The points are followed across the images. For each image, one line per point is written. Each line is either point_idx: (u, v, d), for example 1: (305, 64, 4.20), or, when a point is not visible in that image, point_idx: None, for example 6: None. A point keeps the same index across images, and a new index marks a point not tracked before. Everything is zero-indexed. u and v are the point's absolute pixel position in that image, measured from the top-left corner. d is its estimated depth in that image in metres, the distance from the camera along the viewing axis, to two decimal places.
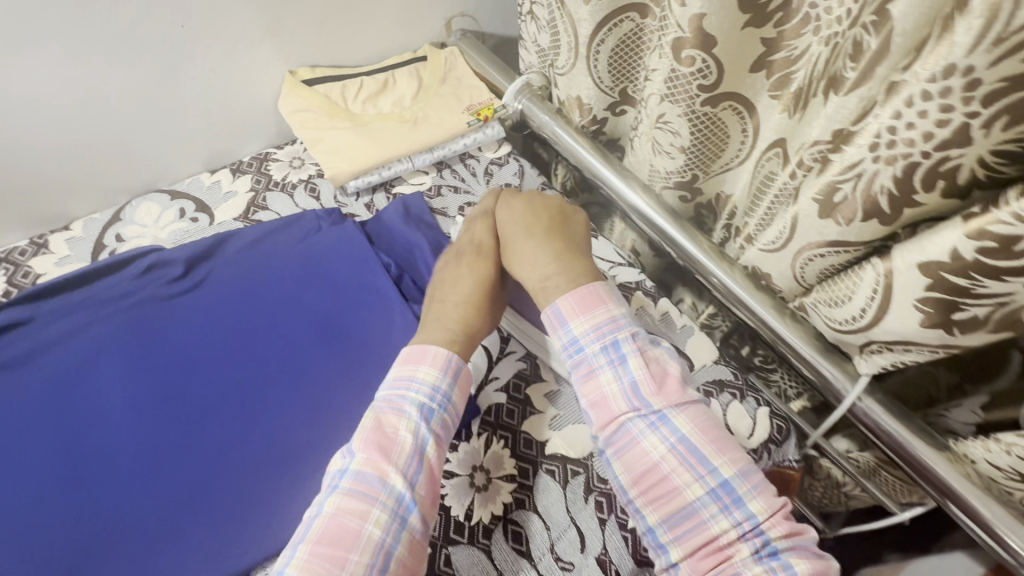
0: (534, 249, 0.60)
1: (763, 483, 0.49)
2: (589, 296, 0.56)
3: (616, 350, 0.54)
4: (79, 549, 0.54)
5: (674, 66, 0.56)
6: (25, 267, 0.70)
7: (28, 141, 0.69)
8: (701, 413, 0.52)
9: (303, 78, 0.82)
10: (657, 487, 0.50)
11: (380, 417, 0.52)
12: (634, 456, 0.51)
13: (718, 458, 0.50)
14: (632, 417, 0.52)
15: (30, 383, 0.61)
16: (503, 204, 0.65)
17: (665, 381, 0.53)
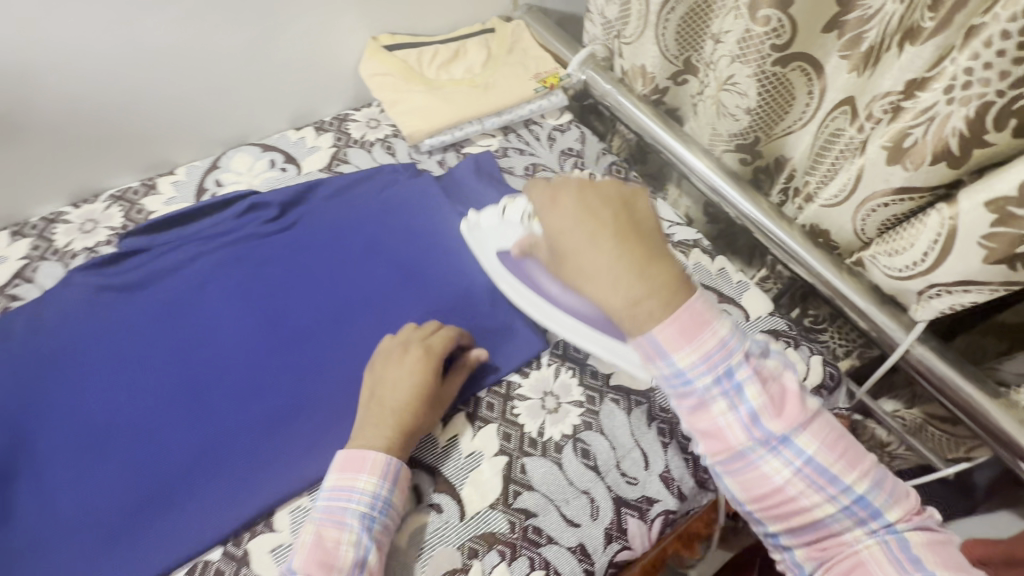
0: (608, 269, 0.48)
1: (893, 485, 0.46)
2: (692, 321, 0.47)
3: (729, 379, 0.46)
4: (199, 448, 0.57)
5: (749, 26, 0.60)
6: (139, 205, 0.78)
7: (144, 90, 0.76)
8: (826, 426, 0.47)
9: (384, 44, 0.89)
10: (781, 507, 0.46)
11: (320, 530, 0.49)
12: (755, 481, 0.46)
13: (845, 471, 0.46)
14: (751, 446, 0.46)
15: (149, 301, 0.66)
16: (555, 205, 0.51)
17: (785, 402, 0.47)
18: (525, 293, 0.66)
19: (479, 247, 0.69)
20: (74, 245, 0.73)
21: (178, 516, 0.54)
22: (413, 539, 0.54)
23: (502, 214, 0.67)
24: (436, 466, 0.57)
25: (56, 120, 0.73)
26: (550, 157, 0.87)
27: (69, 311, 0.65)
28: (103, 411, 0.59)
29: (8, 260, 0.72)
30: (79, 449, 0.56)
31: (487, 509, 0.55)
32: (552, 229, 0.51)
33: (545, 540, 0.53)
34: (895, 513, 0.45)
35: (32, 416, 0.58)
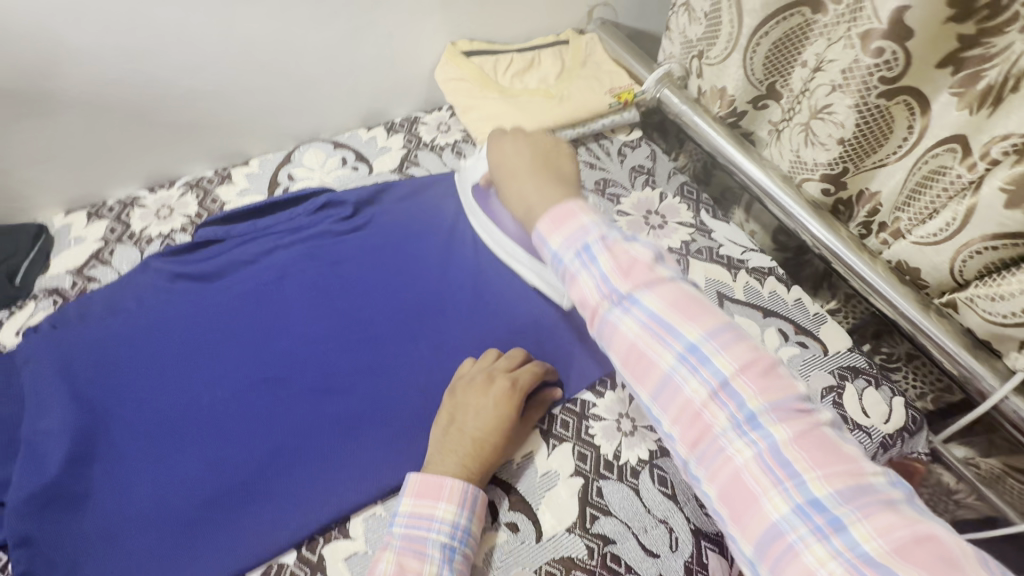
0: (518, 189, 0.57)
1: (753, 359, 0.41)
2: (561, 210, 0.50)
3: (584, 250, 0.48)
4: (273, 447, 0.56)
5: (858, 57, 0.60)
6: (213, 194, 0.78)
7: (229, 81, 0.77)
8: (673, 288, 0.45)
9: (462, 50, 0.89)
10: (639, 375, 0.44)
11: (400, 560, 0.46)
12: (613, 344, 0.45)
13: (690, 328, 0.43)
14: (606, 308, 0.46)
15: (225, 291, 0.66)
16: (494, 148, 0.63)
17: (632, 267, 0.46)
18: (480, 222, 0.72)
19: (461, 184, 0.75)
20: (150, 231, 0.74)
21: (255, 511, 0.53)
22: (490, 557, 0.52)
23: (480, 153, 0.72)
24: (512, 483, 0.56)
25: (58, 92, 0.67)
26: (620, 173, 0.86)
27: (145, 297, 0.65)
28: (180, 399, 0.58)
29: (85, 241, 0.72)
30: (155, 436, 0.56)
31: (564, 532, 0.54)
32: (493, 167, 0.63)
33: (624, 569, 0.52)
34: (743, 380, 0.40)
35: (108, 398, 0.57)
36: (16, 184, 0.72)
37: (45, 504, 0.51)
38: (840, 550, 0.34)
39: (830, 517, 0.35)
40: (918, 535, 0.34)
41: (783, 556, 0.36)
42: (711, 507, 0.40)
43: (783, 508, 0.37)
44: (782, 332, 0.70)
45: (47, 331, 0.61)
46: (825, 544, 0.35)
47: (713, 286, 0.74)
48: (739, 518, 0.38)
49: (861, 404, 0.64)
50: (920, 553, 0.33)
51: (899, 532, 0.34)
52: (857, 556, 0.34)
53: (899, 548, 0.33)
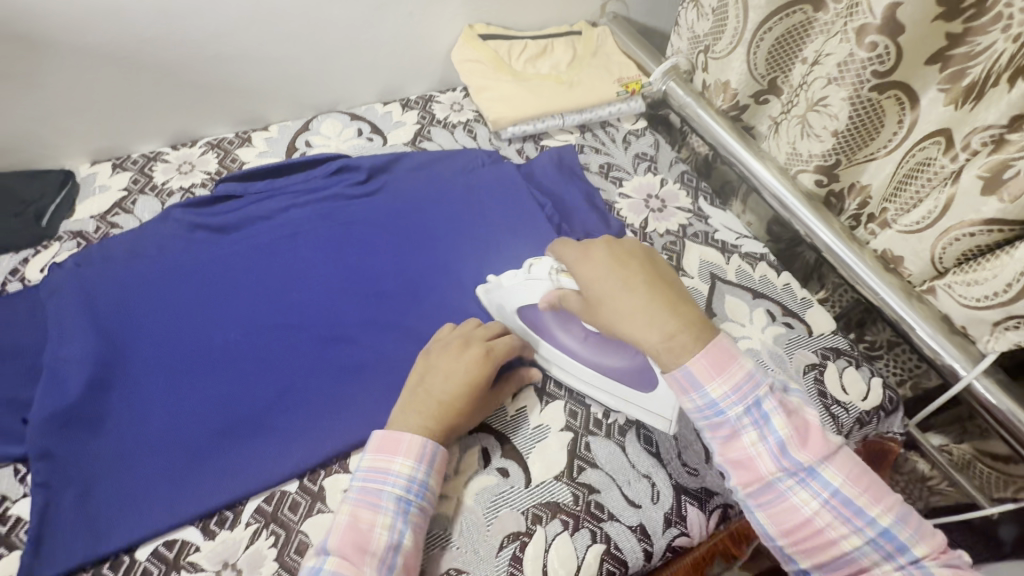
0: (637, 312, 0.49)
1: (920, 525, 0.45)
2: (720, 354, 0.48)
3: (757, 412, 0.47)
4: (281, 388, 0.59)
5: (853, 50, 0.63)
6: (233, 155, 0.81)
7: (254, 47, 0.80)
8: (850, 461, 0.47)
9: (478, 33, 0.92)
10: (810, 541, 0.45)
11: (355, 511, 0.48)
12: (783, 512, 0.46)
13: (871, 503, 0.45)
14: (780, 476, 0.46)
15: (242, 243, 0.69)
16: (580, 261, 0.54)
17: (809, 437, 0.47)
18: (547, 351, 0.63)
19: (498, 306, 0.65)
20: (171, 184, 0.77)
21: (263, 444, 0.56)
22: (480, 497, 0.55)
23: (526, 270, 0.62)
24: (504, 433, 0.59)
25: (92, 46, 0.71)
26: (624, 159, 0.89)
27: (165, 244, 0.68)
28: (196, 338, 0.61)
29: (109, 189, 0.75)
30: (169, 371, 0.59)
31: (552, 480, 0.57)
32: (580, 280, 0.53)
33: (607, 516, 0.55)
34: (920, 547, 0.44)
35: (128, 333, 0.60)
36: (45, 130, 0.75)
37: (64, 424, 0.54)
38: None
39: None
40: None
41: None
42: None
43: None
44: (770, 313, 0.73)
45: (71, 268, 0.64)
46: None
47: (707, 268, 0.77)
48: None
49: (841, 382, 0.67)
50: None
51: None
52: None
53: None
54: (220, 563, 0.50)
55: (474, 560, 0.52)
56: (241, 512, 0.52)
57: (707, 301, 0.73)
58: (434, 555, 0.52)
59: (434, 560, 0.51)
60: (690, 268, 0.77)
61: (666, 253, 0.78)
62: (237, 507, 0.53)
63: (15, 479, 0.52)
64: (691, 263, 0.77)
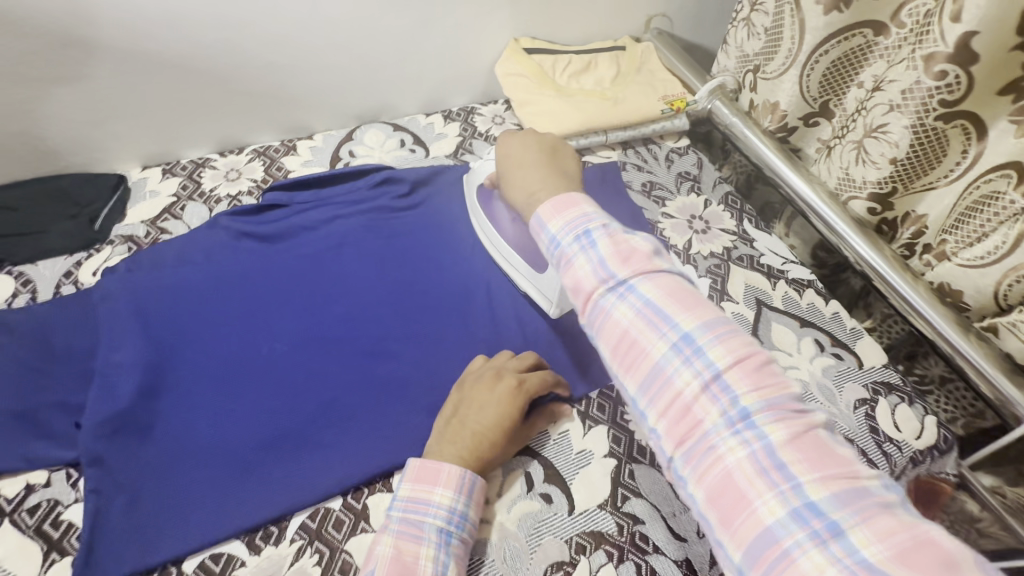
0: (523, 179, 0.58)
1: (749, 353, 0.41)
2: (564, 198, 0.52)
3: (585, 237, 0.48)
4: (325, 401, 0.59)
5: (920, 78, 0.62)
6: (279, 163, 0.82)
7: (305, 57, 0.80)
8: (671, 281, 0.46)
9: (524, 47, 0.92)
10: (629, 355, 0.44)
11: (398, 543, 0.47)
12: (607, 327, 0.45)
13: (684, 318, 0.43)
14: (603, 292, 0.46)
15: (288, 254, 0.70)
16: (502, 143, 0.64)
17: (631, 256, 0.47)
18: (482, 225, 0.72)
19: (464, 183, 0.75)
20: (219, 191, 0.78)
21: (308, 458, 0.56)
22: (523, 523, 0.54)
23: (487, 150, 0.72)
24: (548, 458, 0.59)
25: (152, 52, 0.72)
26: (666, 178, 0.88)
27: (212, 251, 0.68)
28: (242, 348, 0.61)
29: (159, 195, 0.76)
30: (216, 379, 0.59)
31: (596, 508, 0.56)
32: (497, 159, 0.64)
33: (652, 549, 0.54)
34: (742, 381, 0.40)
35: (176, 340, 0.61)
36: (99, 134, 0.76)
37: (115, 430, 0.54)
38: (837, 556, 0.33)
39: (815, 506, 0.35)
40: (918, 538, 0.33)
41: (777, 561, 0.34)
42: (699, 512, 0.39)
43: (778, 512, 0.35)
44: (818, 342, 0.71)
45: (123, 273, 0.64)
46: (823, 550, 0.34)
47: (753, 293, 0.75)
48: (729, 523, 0.37)
49: (893, 419, 0.65)
50: (920, 559, 0.32)
51: (898, 538, 0.33)
52: (857, 563, 0.33)
53: (899, 553, 0.32)
54: None
55: None
56: (286, 527, 0.52)
57: (753, 327, 0.72)
58: None
59: None
60: (735, 292, 0.75)
61: (709, 276, 0.77)
62: (281, 522, 0.53)
63: (68, 484, 0.53)
64: (736, 287, 0.76)
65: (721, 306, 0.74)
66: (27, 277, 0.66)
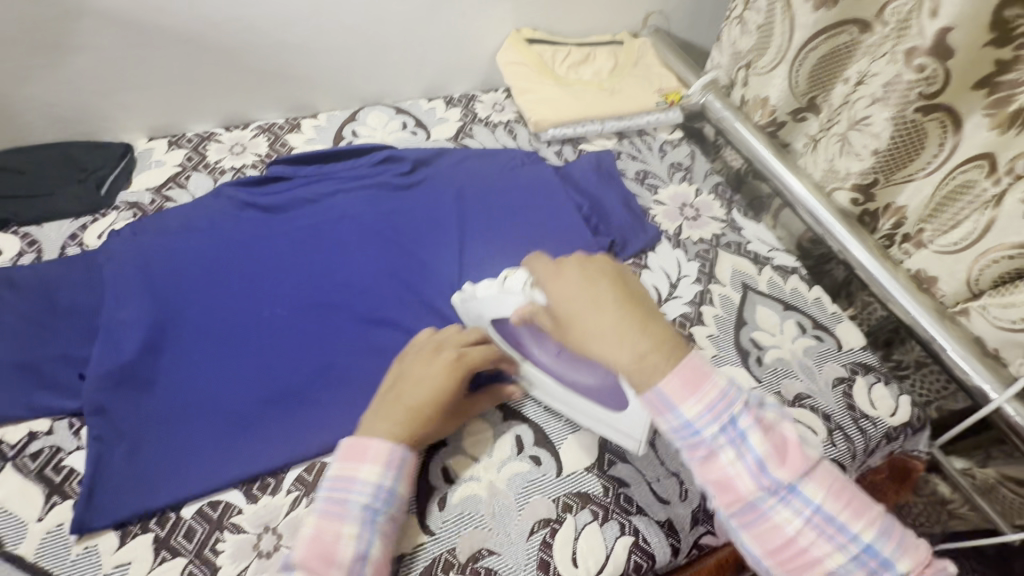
0: (613, 330, 0.44)
1: (900, 533, 0.42)
2: (690, 370, 0.43)
3: (734, 430, 0.42)
4: (324, 363, 0.61)
5: (901, 72, 0.65)
6: (283, 139, 0.84)
7: (312, 37, 0.83)
8: (830, 475, 0.43)
9: (525, 37, 0.95)
10: (795, 557, 0.41)
11: (320, 523, 0.45)
12: (766, 533, 0.41)
13: (855, 522, 0.41)
14: (761, 495, 0.42)
15: (291, 223, 0.71)
16: (547, 279, 0.49)
17: (785, 450, 0.42)
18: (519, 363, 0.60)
19: (471, 317, 0.61)
20: (223, 163, 0.80)
21: (305, 416, 0.57)
22: (512, 482, 0.56)
23: (501, 282, 0.58)
24: (537, 424, 0.61)
25: (162, 25, 0.74)
26: (659, 167, 0.91)
27: (215, 219, 0.70)
28: (244, 310, 0.63)
29: (164, 164, 0.78)
30: (217, 339, 0.60)
31: (583, 471, 0.58)
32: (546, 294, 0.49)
33: (635, 509, 0.56)
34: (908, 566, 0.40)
35: (179, 301, 0.62)
36: (106, 105, 0.78)
37: (118, 382, 0.55)
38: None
39: None
40: None
41: None
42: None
43: None
44: (800, 325, 0.74)
45: (128, 236, 0.66)
46: None
47: (739, 278, 0.78)
48: None
49: (869, 397, 0.68)
50: None
51: None
52: None
53: None
54: (262, 526, 0.51)
55: (506, 542, 0.53)
56: (283, 478, 0.54)
57: (739, 309, 0.74)
58: (468, 534, 0.53)
59: (467, 539, 0.52)
60: (723, 276, 0.78)
61: (698, 260, 0.79)
62: (278, 474, 0.54)
63: (70, 432, 0.54)
64: (724, 271, 0.78)
65: (709, 288, 0.76)
66: (33, 238, 0.68)
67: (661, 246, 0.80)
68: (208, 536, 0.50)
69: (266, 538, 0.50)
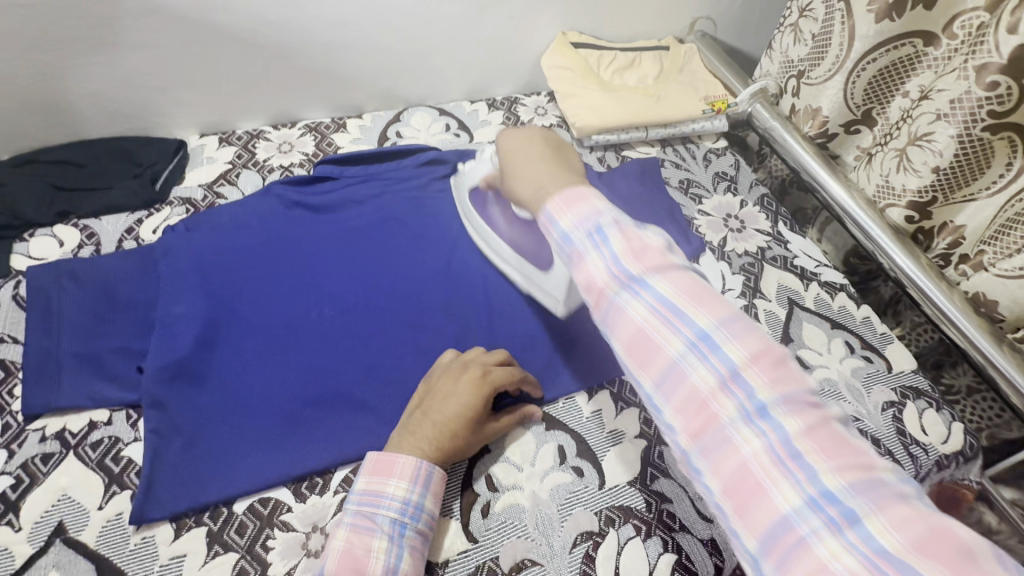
0: (530, 172, 0.52)
1: (763, 342, 0.37)
2: (573, 191, 0.47)
3: (595, 232, 0.44)
4: (369, 364, 0.61)
5: (970, 89, 0.63)
6: (329, 139, 0.85)
7: (361, 39, 0.83)
8: (687, 276, 0.41)
9: (571, 41, 0.94)
10: (642, 353, 0.39)
11: (351, 537, 0.46)
12: (618, 327, 0.41)
13: (700, 313, 0.38)
14: (615, 289, 0.41)
15: (338, 224, 0.72)
16: (501, 138, 0.59)
17: (644, 252, 0.42)
18: (479, 229, 0.72)
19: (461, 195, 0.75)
20: (272, 161, 0.81)
21: (352, 416, 0.58)
22: (554, 492, 0.56)
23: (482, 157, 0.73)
24: (580, 434, 0.61)
25: (218, 25, 0.75)
26: (703, 176, 0.89)
27: (265, 218, 0.71)
28: (292, 309, 0.64)
29: (216, 162, 0.79)
30: (267, 337, 0.61)
31: (626, 485, 0.57)
32: (498, 149, 0.59)
33: (678, 527, 0.55)
34: (756, 373, 0.35)
35: (231, 298, 0.63)
36: (162, 101, 0.80)
37: (174, 376, 0.57)
38: (854, 544, 0.30)
39: (837, 502, 0.31)
40: (935, 527, 0.29)
41: (797, 561, 0.31)
42: (714, 506, 0.35)
43: (795, 500, 0.32)
44: (848, 344, 0.72)
45: (182, 232, 0.67)
46: (838, 538, 0.30)
47: (786, 293, 0.76)
48: (743, 513, 0.33)
49: (920, 423, 0.66)
50: (941, 549, 0.28)
51: (916, 526, 0.29)
52: (874, 552, 0.29)
53: (918, 543, 0.28)
54: (311, 525, 0.52)
55: (549, 554, 0.53)
56: (331, 479, 0.55)
57: (784, 325, 0.73)
58: (511, 543, 0.53)
59: (511, 548, 0.53)
60: (768, 290, 0.76)
61: (743, 273, 0.78)
62: (326, 474, 0.55)
63: (127, 424, 0.55)
64: (769, 286, 0.77)
65: (754, 303, 0.75)
66: (92, 231, 0.69)
67: (705, 257, 0.79)
68: (259, 532, 0.51)
69: (314, 538, 0.51)
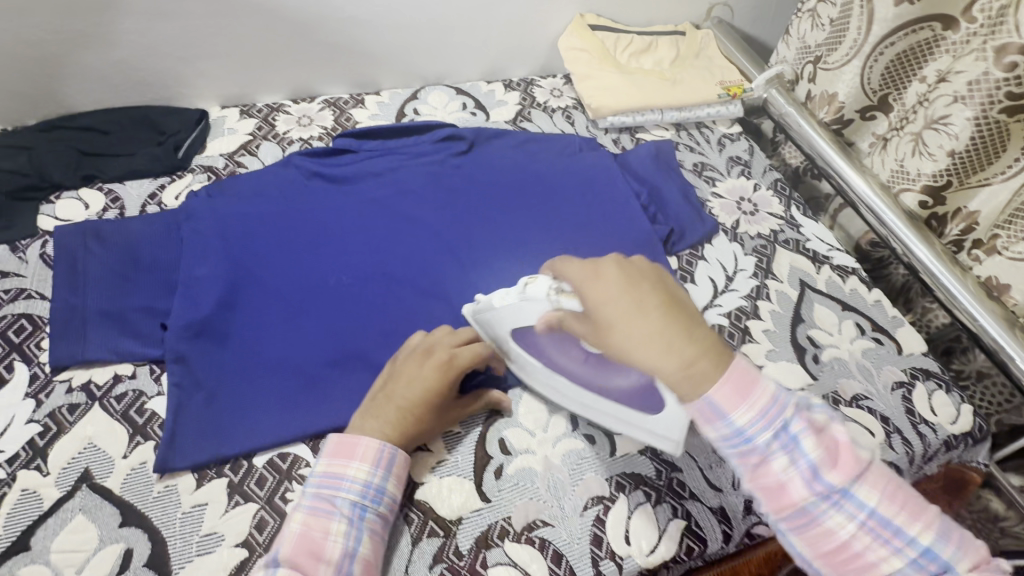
0: (659, 342, 0.41)
1: (950, 529, 0.40)
2: (738, 375, 0.41)
3: (785, 435, 0.40)
4: (387, 331, 0.62)
5: (990, 69, 0.63)
6: (348, 114, 0.86)
7: (381, 15, 0.84)
8: (882, 476, 0.41)
9: (588, 23, 0.94)
10: (850, 564, 0.39)
11: (308, 520, 0.46)
12: (820, 537, 0.40)
13: (909, 524, 0.39)
14: (813, 502, 0.40)
15: (356, 195, 0.73)
16: (583, 284, 0.45)
17: (840, 455, 0.40)
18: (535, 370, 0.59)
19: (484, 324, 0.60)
20: (292, 134, 0.82)
21: (369, 380, 0.59)
22: (565, 459, 0.57)
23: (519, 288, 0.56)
24: None
25: None
26: (717, 160, 0.90)
27: (286, 188, 0.72)
28: (311, 275, 0.65)
29: (236, 132, 0.80)
30: (286, 302, 0.63)
31: (637, 453, 0.58)
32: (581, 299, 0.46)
33: (688, 494, 0.56)
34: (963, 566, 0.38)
35: (251, 263, 0.65)
36: (184, 71, 0.81)
37: (197, 334, 0.58)
38: None
39: None
40: None
41: None
42: None
43: None
44: (859, 326, 0.73)
45: (204, 197, 0.68)
46: None
47: (797, 275, 0.77)
48: None
49: (929, 403, 0.67)
50: None
51: None
52: None
53: None
54: None
55: (560, 516, 0.54)
56: None
57: (796, 306, 0.74)
58: (523, 505, 0.54)
59: (522, 509, 0.54)
60: (780, 272, 0.77)
61: (755, 255, 0.78)
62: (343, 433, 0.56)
63: (151, 378, 0.57)
64: (781, 267, 0.77)
65: (766, 283, 0.75)
66: (116, 195, 0.71)
67: (718, 239, 0.80)
68: (278, 485, 0.52)
69: None
